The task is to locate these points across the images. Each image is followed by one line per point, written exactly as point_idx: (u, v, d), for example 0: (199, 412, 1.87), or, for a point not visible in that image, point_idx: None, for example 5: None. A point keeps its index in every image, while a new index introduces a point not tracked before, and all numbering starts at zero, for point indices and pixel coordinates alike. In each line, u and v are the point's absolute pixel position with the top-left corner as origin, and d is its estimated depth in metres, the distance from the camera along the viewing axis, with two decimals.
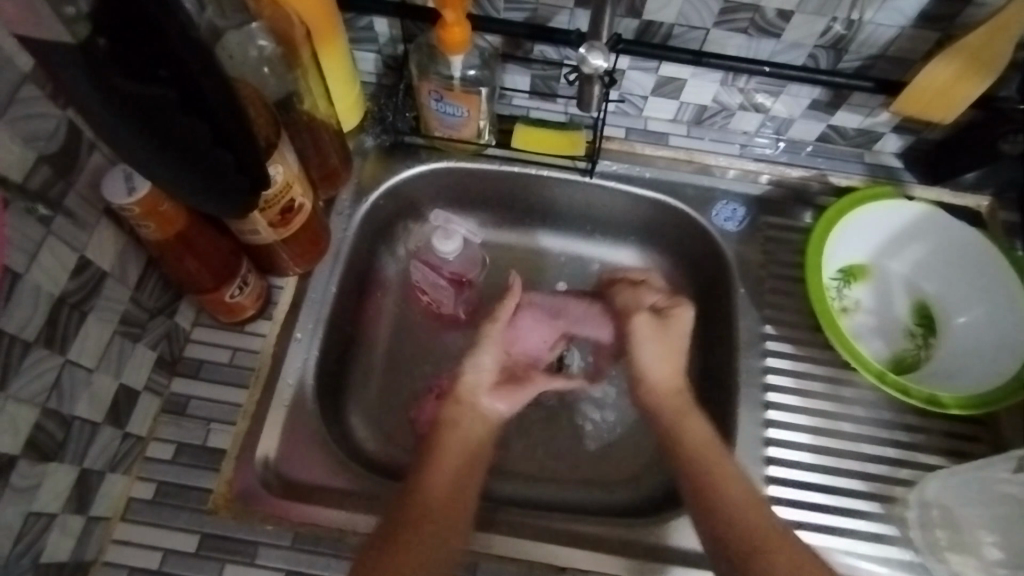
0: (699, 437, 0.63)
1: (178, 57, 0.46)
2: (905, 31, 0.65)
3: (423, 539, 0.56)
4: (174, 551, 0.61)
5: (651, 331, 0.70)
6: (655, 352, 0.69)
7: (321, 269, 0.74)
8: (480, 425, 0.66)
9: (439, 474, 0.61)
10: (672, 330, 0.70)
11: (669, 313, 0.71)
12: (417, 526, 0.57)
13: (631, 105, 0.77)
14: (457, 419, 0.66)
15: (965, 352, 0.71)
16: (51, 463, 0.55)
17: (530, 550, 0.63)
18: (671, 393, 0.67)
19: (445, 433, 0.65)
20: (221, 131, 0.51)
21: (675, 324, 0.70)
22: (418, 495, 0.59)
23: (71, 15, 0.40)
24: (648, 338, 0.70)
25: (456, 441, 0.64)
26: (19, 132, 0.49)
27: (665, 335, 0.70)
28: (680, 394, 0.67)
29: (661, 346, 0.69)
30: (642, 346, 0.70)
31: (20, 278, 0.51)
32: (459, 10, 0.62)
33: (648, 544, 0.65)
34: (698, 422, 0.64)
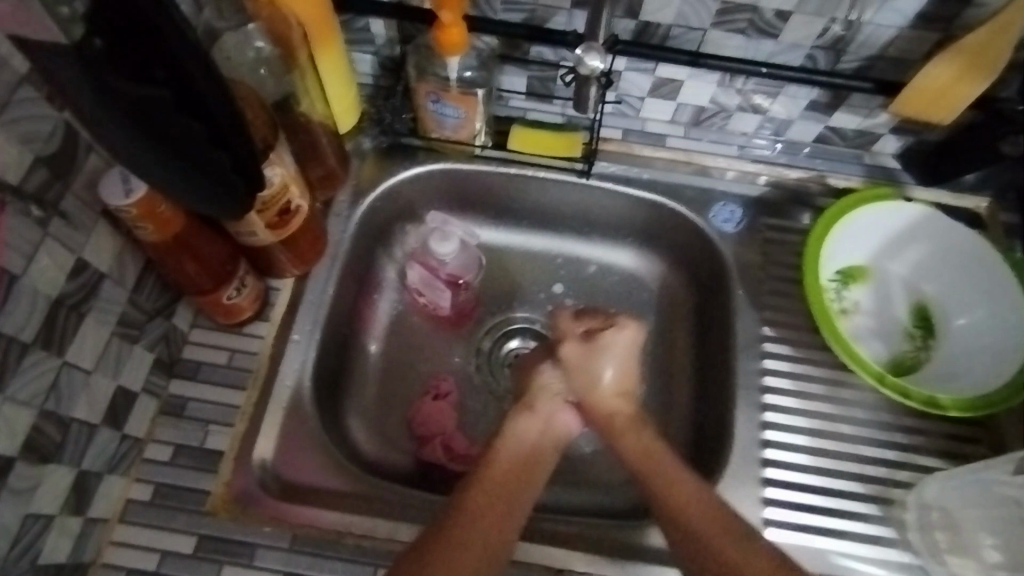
0: (643, 451, 0.63)
1: (175, 59, 0.46)
2: (904, 32, 0.65)
3: (485, 535, 0.57)
4: (173, 552, 0.61)
5: (582, 359, 0.70)
6: (595, 378, 0.69)
7: (320, 270, 0.74)
8: (549, 440, 0.67)
9: (481, 492, 0.60)
10: (606, 352, 0.70)
11: (602, 335, 0.71)
12: (492, 533, 0.58)
13: (629, 106, 0.77)
14: (524, 433, 0.66)
15: (965, 354, 0.71)
16: (50, 464, 0.55)
17: (530, 552, 0.63)
18: (609, 412, 0.68)
19: (507, 446, 0.65)
20: (218, 134, 0.51)
21: (616, 343, 0.70)
22: (482, 494, 0.60)
23: (66, 16, 0.41)
24: (585, 371, 0.70)
25: (518, 453, 0.64)
26: (16, 134, 0.50)
27: (596, 361, 0.70)
28: (619, 414, 0.68)
29: (602, 367, 0.70)
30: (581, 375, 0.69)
31: (17, 280, 0.51)
32: (456, 11, 0.62)
33: (626, 543, 0.65)
34: (640, 437, 0.65)
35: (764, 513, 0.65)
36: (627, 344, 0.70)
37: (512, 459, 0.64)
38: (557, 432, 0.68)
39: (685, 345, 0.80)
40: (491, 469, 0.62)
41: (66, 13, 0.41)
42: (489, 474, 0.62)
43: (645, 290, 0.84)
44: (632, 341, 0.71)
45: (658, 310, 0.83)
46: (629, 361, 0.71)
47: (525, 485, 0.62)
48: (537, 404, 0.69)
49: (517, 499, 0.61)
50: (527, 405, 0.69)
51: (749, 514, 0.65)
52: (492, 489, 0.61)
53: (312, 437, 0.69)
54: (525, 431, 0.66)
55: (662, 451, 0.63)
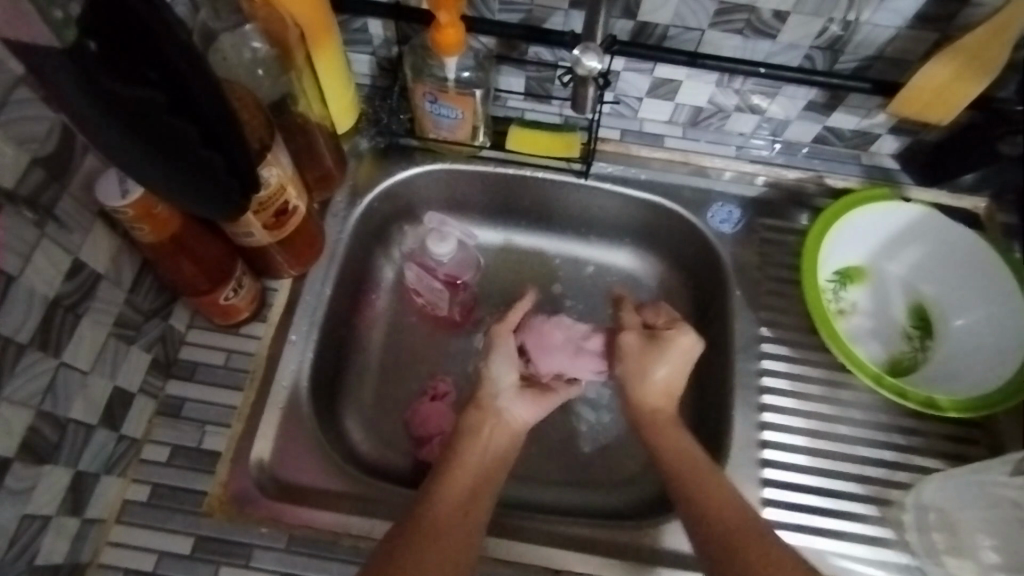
0: (678, 454, 0.64)
1: (166, 58, 0.47)
2: (902, 32, 0.64)
3: (451, 533, 0.57)
4: (170, 553, 0.61)
5: (639, 352, 0.71)
6: (649, 375, 0.70)
7: (317, 270, 0.74)
8: (505, 434, 0.67)
9: (452, 487, 0.61)
10: (663, 353, 0.70)
11: (665, 334, 0.71)
12: (466, 534, 0.57)
13: (626, 107, 0.76)
14: (476, 427, 0.67)
15: (963, 354, 0.70)
16: (46, 465, 0.55)
17: (521, 553, 0.63)
18: (653, 408, 0.69)
19: (468, 444, 0.65)
20: (212, 135, 0.52)
21: (673, 346, 0.70)
22: (447, 492, 0.60)
23: (59, 20, 0.41)
24: (639, 365, 0.70)
25: (478, 451, 0.65)
26: (10, 135, 0.49)
27: (651, 358, 0.70)
28: (663, 412, 0.68)
29: (656, 366, 0.70)
30: (644, 369, 0.70)
31: (13, 281, 0.51)
32: (453, 11, 0.62)
33: (631, 546, 0.65)
34: (677, 439, 0.65)
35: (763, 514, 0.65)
36: (685, 352, 0.70)
37: (478, 460, 0.64)
38: (510, 423, 0.68)
39: None
40: (457, 469, 0.62)
41: (60, 16, 0.41)
42: (450, 470, 0.62)
43: (643, 290, 0.83)
44: (691, 348, 0.70)
45: None
46: (685, 367, 0.70)
47: (482, 491, 0.62)
48: (483, 402, 0.69)
49: (478, 496, 0.61)
50: (476, 403, 0.69)
51: None
52: (455, 485, 0.61)
53: (310, 437, 0.69)
54: (476, 426, 0.67)
55: (696, 459, 0.63)
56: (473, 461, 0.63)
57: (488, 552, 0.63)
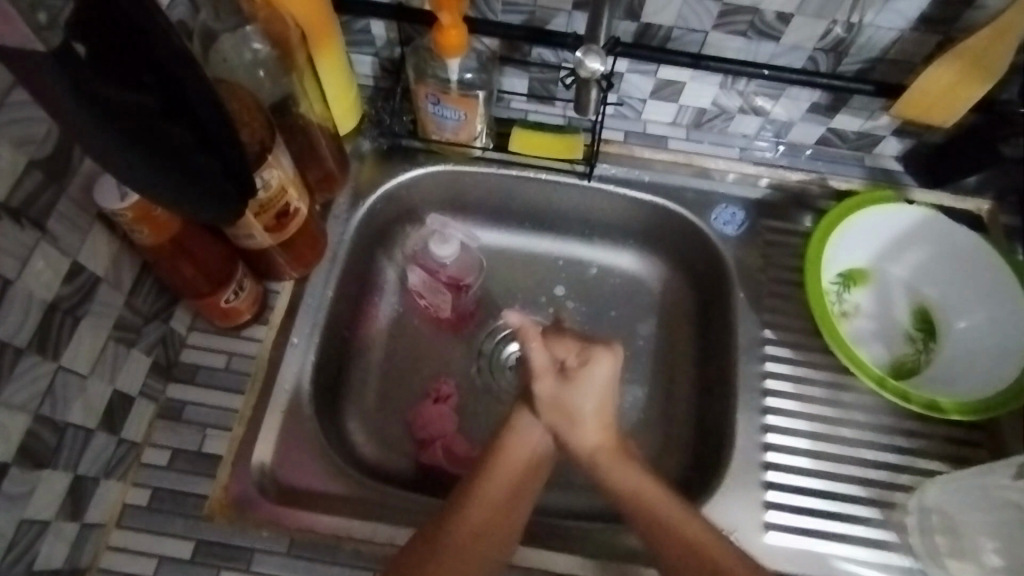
0: (637, 489, 0.61)
1: (158, 60, 0.47)
2: (905, 34, 0.64)
3: (480, 551, 0.57)
4: (171, 557, 0.61)
5: (555, 399, 0.65)
6: (575, 412, 0.64)
7: (319, 273, 0.73)
8: (551, 444, 0.66)
9: (486, 493, 0.60)
10: (585, 390, 0.64)
11: (579, 369, 0.65)
12: (478, 545, 0.57)
13: (630, 109, 0.77)
14: (529, 429, 0.65)
15: (966, 357, 0.70)
16: (45, 470, 0.55)
17: (547, 561, 0.62)
18: (591, 448, 0.63)
19: (511, 447, 0.64)
20: (207, 137, 0.52)
21: (590, 378, 0.65)
22: (478, 502, 0.59)
23: (43, 23, 0.39)
24: (560, 406, 0.64)
25: (522, 457, 0.63)
26: (10, 136, 0.49)
27: (573, 401, 0.64)
28: (605, 449, 0.63)
29: (582, 402, 0.64)
30: (566, 408, 0.64)
31: (12, 283, 0.50)
32: (455, 11, 0.61)
33: (630, 549, 0.66)
34: (629, 477, 0.62)
35: (765, 517, 0.65)
36: (607, 378, 0.64)
37: (519, 465, 0.63)
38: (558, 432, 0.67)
39: (686, 348, 0.80)
40: (494, 475, 0.61)
41: (42, 18, 0.39)
42: (485, 477, 0.61)
43: (646, 292, 0.83)
44: (610, 373, 0.65)
45: (659, 313, 0.82)
46: (611, 391, 0.65)
47: (518, 496, 0.61)
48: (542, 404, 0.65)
49: (511, 506, 0.60)
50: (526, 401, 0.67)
51: (752, 518, 0.65)
52: (490, 493, 0.60)
53: (311, 441, 0.69)
54: (531, 431, 0.65)
55: (658, 491, 0.61)
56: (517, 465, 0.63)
57: (519, 561, 0.62)
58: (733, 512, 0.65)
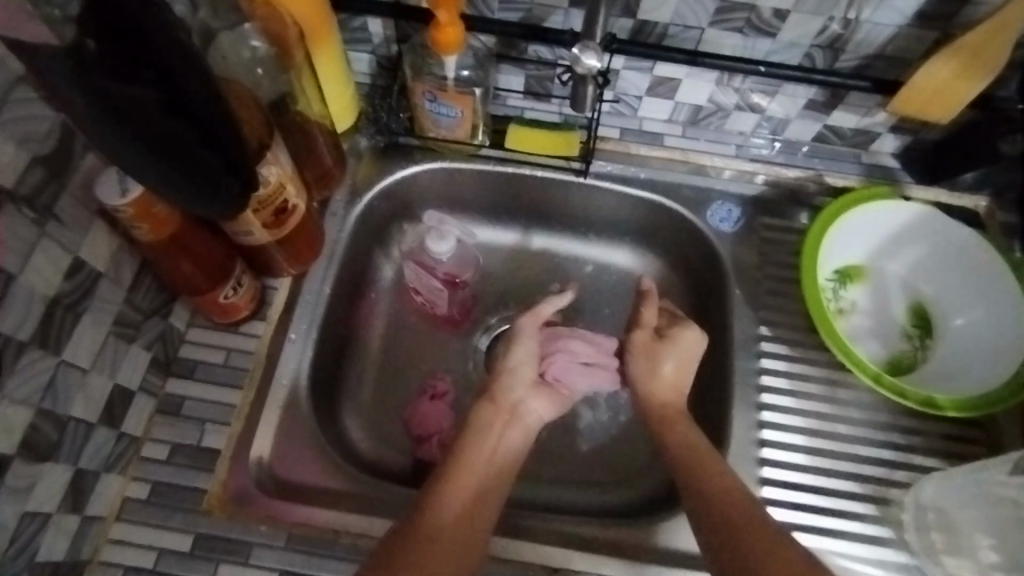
0: (692, 450, 0.64)
1: (160, 55, 0.46)
2: (902, 31, 0.64)
3: (443, 548, 0.56)
4: (170, 551, 0.62)
5: (647, 351, 0.71)
6: (657, 369, 0.71)
7: (316, 270, 0.74)
8: (517, 431, 0.68)
9: (457, 481, 0.61)
10: (673, 351, 0.71)
11: (672, 333, 0.72)
12: (438, 547, 0.56)
13: (626, 105, 0.76)
14: (490, 424, 0.67)
15: (963, 354, 0.70)
16: (46, 463, 0.55)
17: (520, 550, 0.63)
18: (661, 403, 0.69)
19: (477, 440, 0.65)
20: (210, 133, 0.51)
21: (681, 344, 0.71)
22: (450, 489, 0.61)
23: (59, 19, 0.43)
24: (650, 363, 0.71)
25: (489, 449, 0.65)
26: (9, 134, 0.49)
27: (662, 356, 0.71)
28: (671, 408, 0.69)
29: (666, 363, 0.71)
30: (654, 364, 0.71)
31: (14, 280, 0.51)
32: (452, 10, 0.62)
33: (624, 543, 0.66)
34: (688, 433, 0.66)
35: None
36: (695, 344, 0.71)
37: (489, 455, 0.64)
38: (525, 422, 0.69)
39: None
40: (458, 473, 0.62)
41: (57, 15, 0.43)
42: (455, 473, 0.62)
43: (643, 290, 0.83)
44: (696, 345, 0.71)
45: None
46: (692, 360, 0.71)
47: (490, 485, 0.62)
48: (498, 396, 0.69)
49: (487, 495, 0.61)
50: (490, 396, 0.69)
51: None
52: (461, 483, 0.61)
53: (310, 435, 0.69)
54: (491, 423, 0.67)
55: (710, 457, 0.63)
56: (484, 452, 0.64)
57: (498, 553, 0.63)
58: None
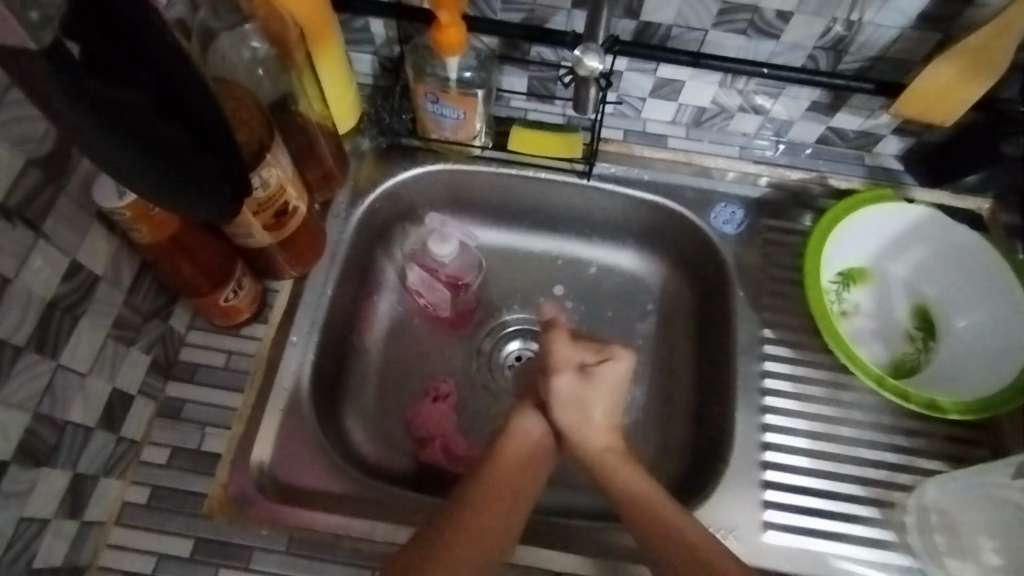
0: (634, 496, 0.61)
1: (154, 56, 0.46)
2: (905, 32, 0.64)
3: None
4: (169, 556, 0.61)
5: (574, 396, 0.65)
6: (586, 412, 0.65)
7: (318, 272, 0.73)
8: (547, 440, 0.66)
9: (486, 481, 0.61)
10: (600, 387, 0.66)
11: (598, 369, 0.66)
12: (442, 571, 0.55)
13: (629, 107, 0.76)
14: (527, 428, 0.66)
15: (966, 356, 0.70)
16: (44, 468, 0.55)
17: (539, 555, 0.63)
18: (601, 449, 0.64)
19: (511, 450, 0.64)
20: (203, 134, 0.51)
21: (608, 379, 0.66)
22: (474, 495, 0.60)
23: (36, 23, 0.39)
24: (577, 404, 0.65)
25: (519, 453, 0.64)
26: (8, 135, 0.49)
27: (589, 398, 0.65)
28: (609, 451, 0.64)
29: (594, 403, 0.65)
30: (585, 403, 0.65)
31: (11, 282, 0.50)
32: (454, 10, 0.61)
33: (630, 548, 0.66)
34: (633, 475, 0.62)
35: (763, 516, 0.65)
36: (620, 375, 0.66)
37: (515, 463, 0.63)
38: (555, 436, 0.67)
39: (684, 346, 0.80)
40: (484, 476, 0.62)
41: (36, 17, 0.39)
42: (483, 489, 0.60)
43: (646, 292, 0.83)
44: (624, 374, 0.66)
45: (659, 313, 0.82)
46: (619, 394, 0.66)
47: (517, 489, 0.62)
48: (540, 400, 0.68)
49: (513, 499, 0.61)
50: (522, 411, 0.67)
51: (749, 516, 0.65)
52: (490, 483, 0.61)
53: (310, 438, 0.69)
54: (529, 432, 0.66)
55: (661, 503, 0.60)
56: (514, 458, 0.63)
57: (519, 560, 0.62)
58: (730, 513, 0.65)
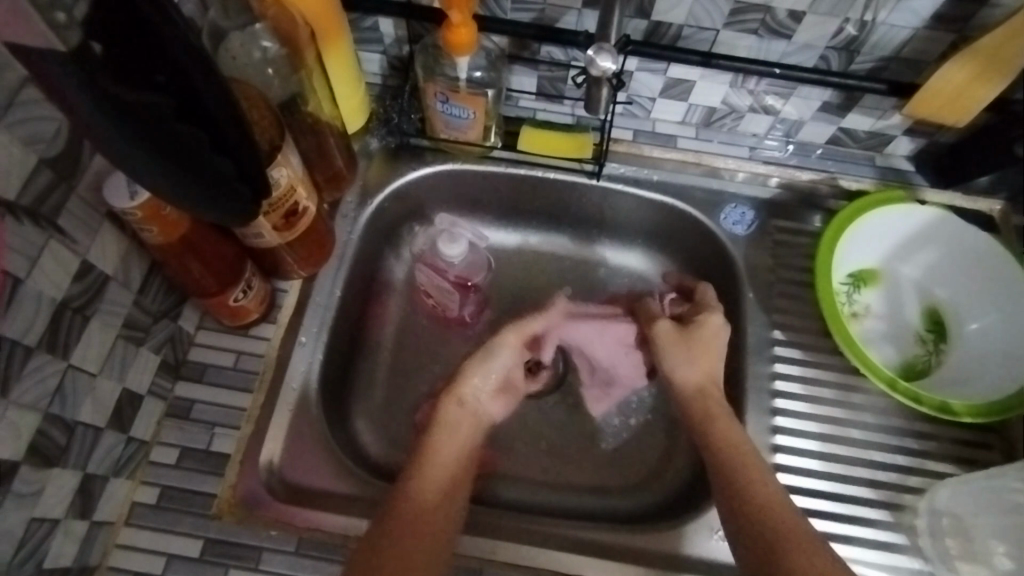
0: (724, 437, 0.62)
1: (172, 58, 0.46)
2: (919, 32, 0.64)
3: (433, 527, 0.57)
4: (179, 556, 0.61)
5: (673, 340, 0.70)
6: (693, 352, 0.68)
7: (327, 271, 0.73)
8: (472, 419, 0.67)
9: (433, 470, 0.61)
10: (697, 339, 0.69)
11: (696, 321, 0.70)
12: (420, 522, 0.56)
13: (639, 107, 0.76)
14: (455, 420, 0.66)
15: (979, 359, 0.70)
16: (54, 468, 0.55)
17: (534, 556, 0.63)
18: (701, 392, 0.66)
19: (444, 432, 0.65)
20: (220, 139, 0.51)
21: (704, 334, 0.69)
22: (426, 484, 0.59)
23: (62, 23, 0.39)
24: (678, 347, 0.69)
25: (455, 441, 0.64)
26: (19, 136, 0.48)
27: (691, 341, 0.69)
28: (711, 396, 0.66)
29: (695, 352, 0.68)
30: (674, 352, 0.69)
31: (21, 283, 0.50)
32: (465, 11, 0.61)
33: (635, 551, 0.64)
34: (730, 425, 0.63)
35: None
36: (715, 332, 0.69)
37: (456, 443, 0.64)
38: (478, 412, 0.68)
39: None
40: (433, 467, 0.61)
41: (62, 18, 0.38)
42: (430, 466, 0.61)
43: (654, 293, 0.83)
44: (718, 332, 0.69)
45: None
46: (718, 347, 0.68)
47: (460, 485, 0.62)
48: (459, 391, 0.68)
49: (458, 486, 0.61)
50: (455, 396, 0.68)
51: None
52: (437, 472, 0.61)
53: (318, 438, 0.69)
54: (456, 422, 0.66)
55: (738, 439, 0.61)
56: (458, 437, 0.65)
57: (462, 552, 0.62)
58: None
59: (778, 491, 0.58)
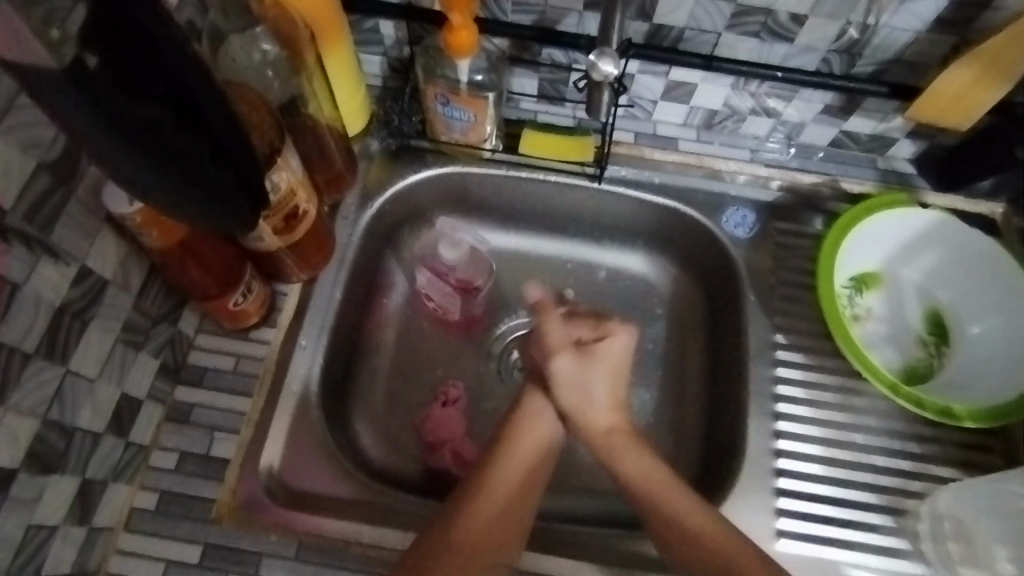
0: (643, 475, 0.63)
1: (171, 67, 0.45)
2: (921, 35, 0.64)
3: (482, 557, 0.57)
4: (178, 561, 0.61)
5: (574, 377, 0.67)
6: (591, 393, 0.67)
7: (327, 275, 0.73)
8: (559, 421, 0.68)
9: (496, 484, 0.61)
10: (600, 367, 0.68)
11: (596, 346, 0.68)
12: (474, 543, 0.58)
13: (640, 109, 0.76)
14: (537, 415, 0.67)
15: (981, 362, 0.70)
16: (53, 474, 0.54)
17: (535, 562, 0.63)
18: (608, 429, 0.66)
19: (523, 428, 0.66)
20: (219, 147, 0.50)
21: (605, 358, 0.68)
22: (480, 504, 0.60)
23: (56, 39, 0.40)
24: (577, 383, 0.67)
25: (533, 444, 0.66)
26: (18, 140, 0.48)
27: (591, 376, 0.67)
28: (616, 429, 0.66)
29: (598, 384, 0.67)
30: (578, 388, 0.67)
31: (20, 288, 0.50)
32: (466, 13, 0.60)
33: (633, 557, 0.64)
34: (641, 459, 0.64)
35: (777, 523, 0.65)
36: (620, 353, 0.68)
37: (531, 450, 0.65)
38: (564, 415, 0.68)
39: (695, 350, 0.80)
40: (500, 480, 0.62)
41: (56, 34, 0.40)
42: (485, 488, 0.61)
43: (656, 295, 0.83)
44: (624, 350, 0.68)
45: (668, 316, 0.82)
46: (622, 370, 0.68)
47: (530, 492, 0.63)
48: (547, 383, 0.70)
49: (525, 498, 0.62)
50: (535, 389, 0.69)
51: (764, 522, 0.65)
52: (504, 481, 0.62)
53: (318, 442, 0.68)
54: (538, 411, 0.68)
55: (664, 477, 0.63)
56: (529, 438, 0.66)
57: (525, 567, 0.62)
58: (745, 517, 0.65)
59: (702, 510, 0.60)
